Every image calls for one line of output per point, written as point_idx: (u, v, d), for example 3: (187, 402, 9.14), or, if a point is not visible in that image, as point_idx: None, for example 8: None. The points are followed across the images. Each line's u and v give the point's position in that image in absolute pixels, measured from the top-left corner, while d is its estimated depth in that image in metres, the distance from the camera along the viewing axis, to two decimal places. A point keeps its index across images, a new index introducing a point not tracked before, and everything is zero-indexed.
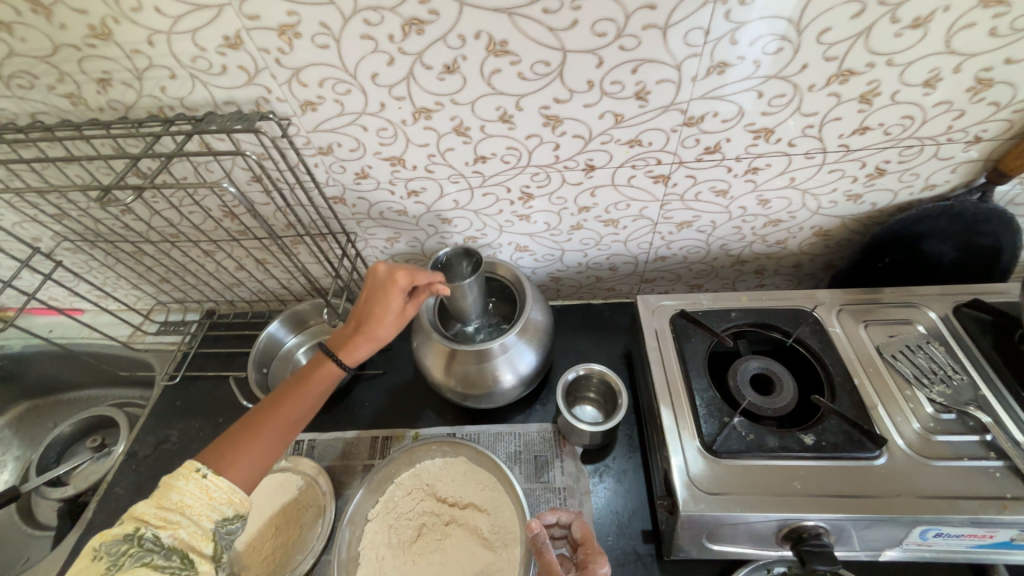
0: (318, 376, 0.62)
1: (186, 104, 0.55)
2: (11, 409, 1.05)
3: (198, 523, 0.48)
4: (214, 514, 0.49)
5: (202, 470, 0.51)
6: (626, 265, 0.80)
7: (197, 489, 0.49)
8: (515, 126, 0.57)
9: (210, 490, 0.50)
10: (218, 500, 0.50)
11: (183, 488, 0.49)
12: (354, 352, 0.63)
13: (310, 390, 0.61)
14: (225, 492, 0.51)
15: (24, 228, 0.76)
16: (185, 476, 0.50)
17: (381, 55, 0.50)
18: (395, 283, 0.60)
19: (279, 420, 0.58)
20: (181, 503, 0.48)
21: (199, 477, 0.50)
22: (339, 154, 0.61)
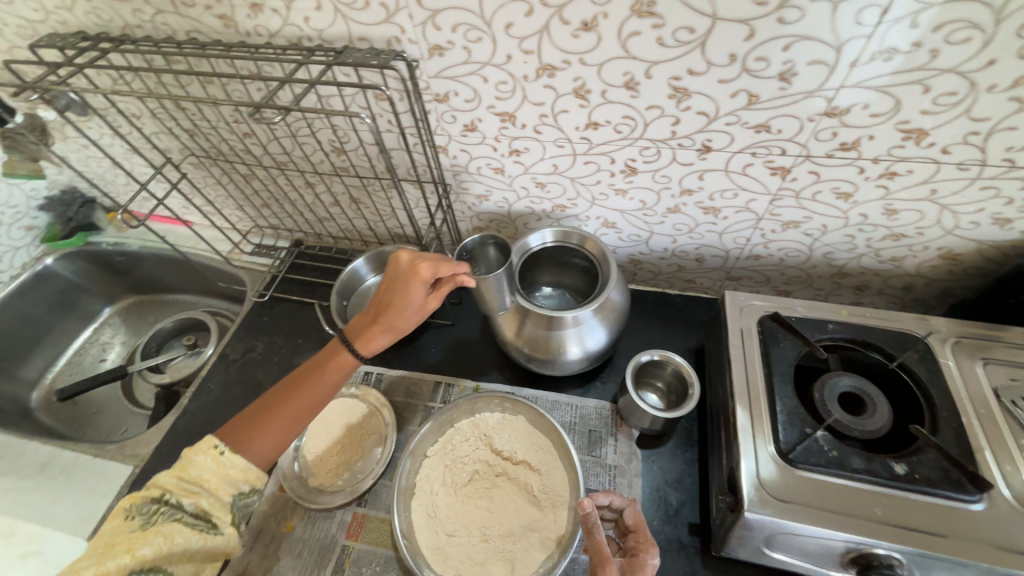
0: (335, 365, 0.62)
1: (324, 37, 0.58)
2: (123, 299, 1.20)
3: (219, 495, 0.53)
4: (231, 488, 0.54)
5: (219, 448, 0.54)
6: (712, 259, 0.77)
7: (214, 465, 0.53)
8: (638, 95, 0.55)
9: (226, 466, 0.53)
10: (234, 476, 0.54)
11: (204, 462, 0.53)
12: (372, 343, 0.62)
13: (325, 377, 0.61)
14: (240, 467, 0.54)
15: (160, 139, 0.83)
16: (205, 452, 0.53)
17: (521, 5, 0.49)
18: (418, 276, 0.60)
19: (294, 404, 0.59)
20: (202, 476, 0.52)
21: (217, 453, 0.53)
22: (453, 103, 0.62)
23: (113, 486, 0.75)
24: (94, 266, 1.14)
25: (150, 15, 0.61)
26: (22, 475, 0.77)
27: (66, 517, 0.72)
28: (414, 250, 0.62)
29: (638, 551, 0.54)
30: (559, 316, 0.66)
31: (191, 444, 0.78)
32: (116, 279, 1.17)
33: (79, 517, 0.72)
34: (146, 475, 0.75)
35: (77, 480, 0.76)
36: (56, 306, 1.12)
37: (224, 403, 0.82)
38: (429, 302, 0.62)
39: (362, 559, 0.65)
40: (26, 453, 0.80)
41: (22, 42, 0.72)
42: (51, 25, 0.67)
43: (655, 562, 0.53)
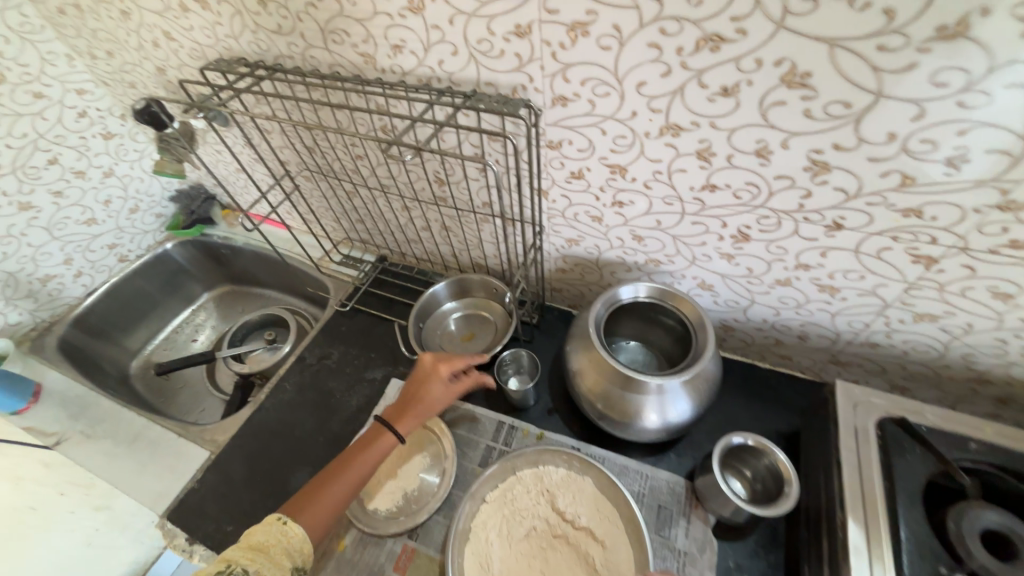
0: (377, 447, 0.65)
1: (454, 79, 0.61)
2: (219, 287, 1.30)
3: (279, 562, 0.54)
4: (288, 561, 0.55)
5: (282, 518, 0.57)
6: (818, 339, 0.70)
7: (278, 533, 0.56)
8: (769, 163, 0.52)
9: (288, 535, 0.56)
10: (294, 546, 0.56)
11: (266, 532, 0.56)
12: (409, 426, 0.68)
13: (371, 455, 0.65)
14: (298, 541, 0.56)
15: (283, 152, 0.91)
16: (269, 527, 0.57)
17: (659, 66, 0.48)
18: (439, 371, 0.69)
19: (345, 478, 0.62)
20: (265, 543, 0.55)
21: (279, 523, 0.57)
22: (565, 151, 0.62)
23: (189, 468, 0.79)
24: (203, 255, 1.25)
25: (302, 48, 0.67)
26: (116, 441, 0.84)
27: (146, 491, 0.77)
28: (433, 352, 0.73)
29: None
30: (642, 379, 0.63)
31: (262, 440, 0.82)
32: (216, 268, 1.27)
33: (155, 492, 0.77)
34: (219, 464, 0.79)
35: (160, 456, 0.81)
36: (166, 286, 1.24)
37: (297, 405, 0.86)
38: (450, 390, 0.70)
39: None
40: (122, 422, 0.87)
41: (191, 62, 0.82)
42: (218, 49, 0.75)
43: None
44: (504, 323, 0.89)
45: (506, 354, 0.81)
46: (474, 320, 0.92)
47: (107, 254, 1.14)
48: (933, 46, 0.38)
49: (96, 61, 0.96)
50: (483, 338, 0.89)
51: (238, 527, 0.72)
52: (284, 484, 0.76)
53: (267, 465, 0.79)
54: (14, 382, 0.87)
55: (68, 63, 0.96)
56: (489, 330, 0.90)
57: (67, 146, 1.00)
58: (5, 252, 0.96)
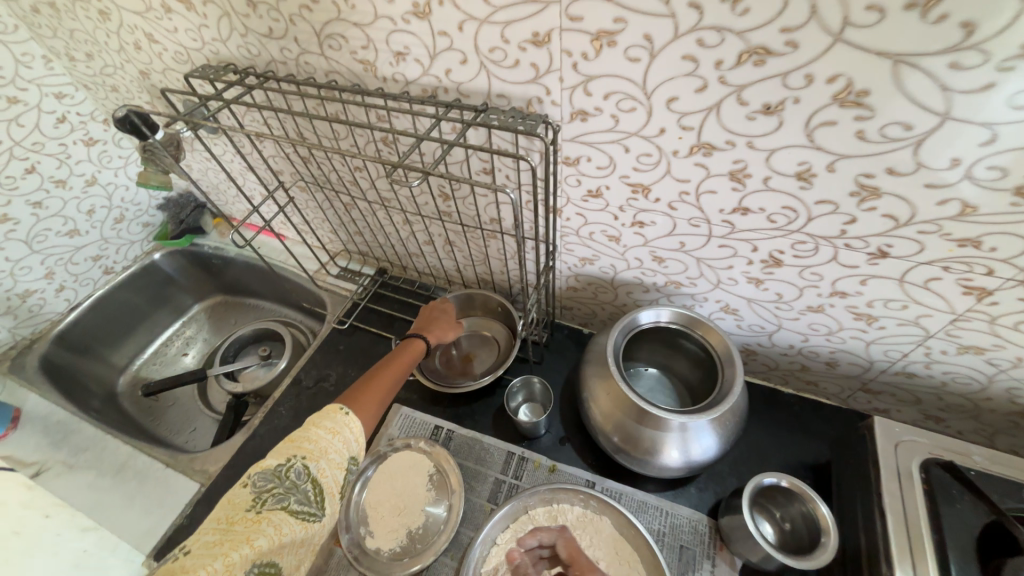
0: (409, 353, 0.69)
1: (462, 90, 0.55)
2: (211, 298, 1.24)
3: (334, 458, 0.51)
4: (345, 452, 0.53)
5: (344, 409, 0.55)
6: (848, 366, 0.66)
7: (341, 423, 0.54)
8: (810, 187, 0.47)
9: (350, 427, 0.54)
10: (352, 440, 0.54)
11: (330, 420, 0.54)
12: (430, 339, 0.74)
13: (404, 360, 0.68)
14: (358, 432, 0.55)
15: (276, 161, 0.85)
16: (331, 417, 0.54)
17: (693, 80, 0.43)
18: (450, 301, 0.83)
19: (388, 377, 0.64)
20: (330, 431, 0.52)
21: (342, 415, 0.55)
22: (583, 168, 0.57)
23: (180, 502, 0.74)
24: (193, 265, 1.20)
25: (296, 54, 0.62)
26: (100, 472, 0.79)
27: (132, 528, 0.72)
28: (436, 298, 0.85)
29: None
30: (653, 412, 0.59)
31: None
32: (207, 279, 1.21)
33: (143, 529, 0.72)
34: (210, 498, 0.74)
35: (149, 489, 0.76)
36: (154, 298, 1.18)
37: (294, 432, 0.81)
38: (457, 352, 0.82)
39: None
40: (107, 450, 0.82)
41: (176, 66, 0.76)
42: (205, 53, 0.70)
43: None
44: (505, 345, 0.85)
45: (516, 380, 0.75)
46: (475, 338, 0.87)
47: (91, 266, 1.08)
48: (1014, 64, 0.33)
49: (75, 64, 0.90)
50: (483, 360, 0.85)
51: None
52: None
53: None
54: None
55: (46, 65, 0.90)
56: (491, 351, 0.86)
57: (46, 153, 0.94)
58: None
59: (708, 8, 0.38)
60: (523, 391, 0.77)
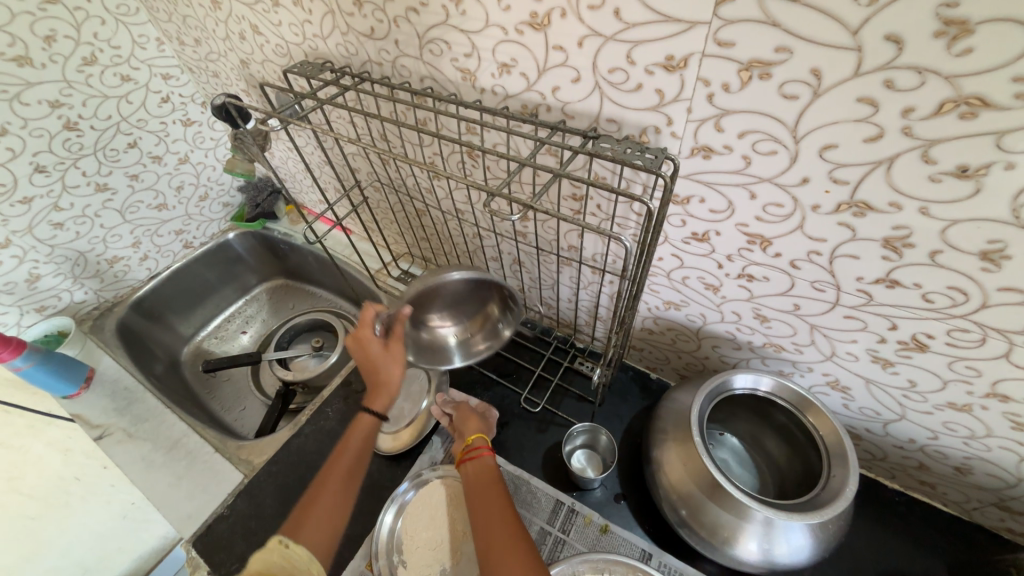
0: (359, 428, 0.64)
1: (567, 110, 0.50)
2: (275, 280, 1.28)
3: None
4: None
5: (283, 542, 0.52)
6: (984, 477, 0.54)
7: (280, 557, 0.50)
8: (996, 270, 0.38)
9: (291, 557, 0.50)
10: (299, 567, 0.50)
11: (268, 561, 0.50)
12: (376, 406, 0.65)
13: (356, 444, 0.63)
14: (303, 560, 0.50)
15: (356, 160, 0.85)
16: (271, 553, 0.51)
17: (865, 127, 0.36)
18: (365, 337, 0.64)
19: (339, 470, 0.60)
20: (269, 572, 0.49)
21: (281, 547, 0.51)
22: (692, 209, 0.50)
23: (223, 490, 0.75)
24: (263, 248, 1.23)
25: (394, 56, 0.59)
26: (155, 446, 0.81)
27: (177, 509, 0.73)
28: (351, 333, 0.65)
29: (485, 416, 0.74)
30: (728, 489, 0.51)
31: (298, 471, 0.76)
32: (275, 262, 1.25)
33: (185, 513, 0.72)
34: (251, 491, 0.74)
35: (195, 471, 0.77)
36: (224, 275, 1.22)
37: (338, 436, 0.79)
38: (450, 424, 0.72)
39: None
40: (164, 425, 0.84)
41: (275, 58, 0.76)
42: (304, 48, 0.69)
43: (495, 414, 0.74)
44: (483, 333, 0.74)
45: (577, 426, 0.69)
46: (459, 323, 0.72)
47: (174, 240, 1.14)
48: None
49: (184, 47, 0.94)
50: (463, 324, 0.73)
51: None
52: None
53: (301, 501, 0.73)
54: (69, 366, 0.87)
55: (158, 47, 0.95)
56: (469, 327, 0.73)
57: (147, 130, 0.99)
58: (78, 231, 0.96)
59: (913, 44, 0.31)
60: (589, 438, 0.71)
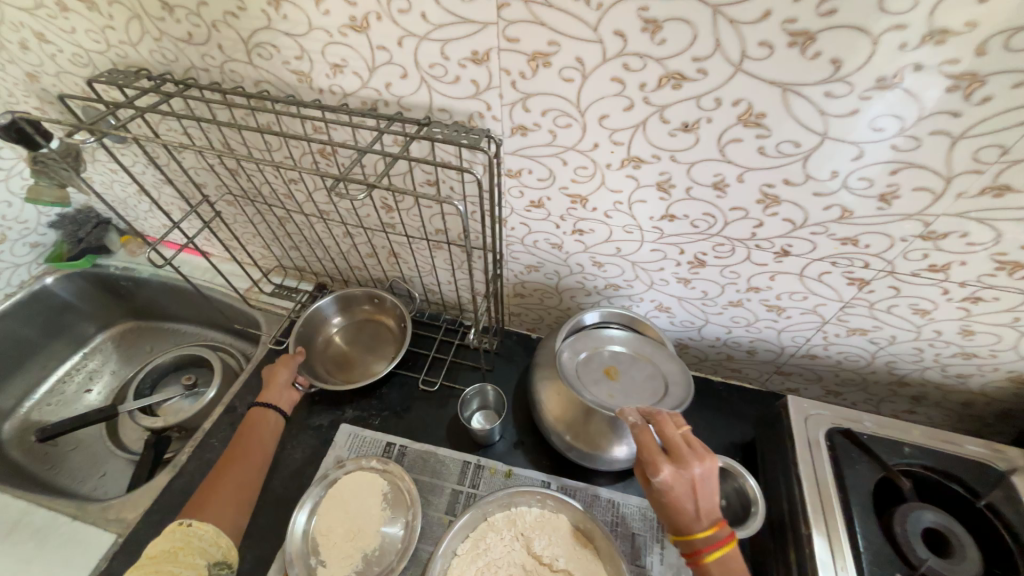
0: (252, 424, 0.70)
1: (402, 103, 0.56)
2: (120, 324, 1.12)
3: (191, 561, 0.54)
4: (204, 558, 0.55)
5: (186, 522, 0.57)
6: (764, 352, 0.74)
7: (183, 535, 0.56)
8: (724, 195, 0.53)
9: (195, 534, 0.56)
10: (203, 541, 0.56)
11: (170, 540, 0.56)
12: (264, 399, 0.73)
13: (256, 431, 0.69)
14: (208, 535, 0.57)
15: (198, 173, 0.80)
16: (172, 536, 0.56)
17: (621, 100, 0.48)
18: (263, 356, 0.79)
19: (243, 454, 0.66)
20: (173, 550, 0.55)
21: (184, 527, 0.57)
22: (525, 180, 0.60)
23: (92, 557, 0.66)
24: (97, 289, 1.07)
25: (220, 61, 0.59)
26: None
27: None
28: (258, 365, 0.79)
29: (685, 449, 0.51)
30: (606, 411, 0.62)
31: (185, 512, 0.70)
32: (117, 303, 1.09)
33: None
34: (130, 549, 0.66)
35: (50, 550, 0.67)
36: (48, 328, 1.03)
37: None
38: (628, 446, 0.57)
39: None
40: None
41: (74, 69, 0.68)
42: (110, 57, 0.64)
43: (669, 469, 0.49)
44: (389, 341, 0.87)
45: (470, 390, 0.76)
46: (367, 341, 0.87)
47: None
48: (872, 94, 0.41)
49: None
50: (380, 351, 0.87)
51: None
52: None
53: None
54: None
55: None
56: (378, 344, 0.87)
57: None
58: None
59: (631, 37, 0.43)
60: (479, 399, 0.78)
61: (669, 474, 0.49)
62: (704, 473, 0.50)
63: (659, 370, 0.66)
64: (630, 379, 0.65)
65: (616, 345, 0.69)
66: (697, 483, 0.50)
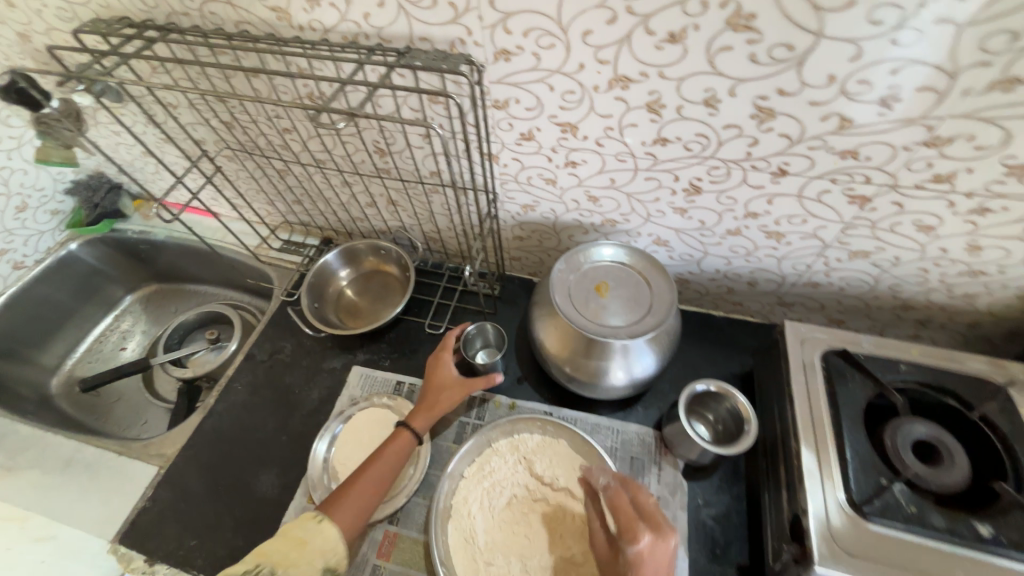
0: (394, 444, 0.64)
1: (383, 35, 0.55)
2: (144, 287, 1.17)
3: (309, 565, 0.52)
4: (317, 564, 0.52)
5: (316, 517, 0.55)
6: (765, 283, 0.74)
7: (313, 532, 0.54)
8: (717, 112, 0.51)
9: (321, 535, 0.54)
10: (323, 547, 0.53)
11: (302, 527, 0.54)
12: (418, 424, 0.66)
13: (392, 451, 0.63)
14: (333, 541, 0.54)
15: (196, 129, 0.81)
16: (305, 524, 0.55)
17: (604, 11, 0.46)
18: (441, 356, 0.70)
19: (382, 469, 0.62)
20: (301, 539, 0.53)
21: (314, 521, 0.55)
22: (513, 111, 0.59)
23: (139, 486, 0.73)
24: (119, 253, 1.12)
25: (199, 3, 0.58)
26: (48, 471, 0.76)
27: (91, 519, 0.70)
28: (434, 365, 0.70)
29: (658, 517, 0.51)
30: (610, 341, 0.62)
31: (217, 447, 0.76)
32: (139, 266, 1.14)
33: (104, 517, 0.70)
34: (172, 478, 0.73)
35: (103, 481, 0.74)
36: (80, 292, 1.10)
37: (251, 405, 0.80)
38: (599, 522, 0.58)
39: None
40: (51, 449, 0.78)
41: (62, 25, 0.69)
42: (94, 8, 0.64)
43: (648, 539, 0.49)
44: (397, 288, 0.89)
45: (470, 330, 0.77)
46: (379, 290, 0.90)
47: None
48: None
49: None
50: (390, 298, 0.89)
51: (203, 541, 0.67)
52: (249, 489, 0.71)
53: (227, 472, 0.73)
54: None
55: None
56: (387, 292, 0.90)
57: None
58: None
59: None
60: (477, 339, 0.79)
61: (646, 544, 0.49)
62: (672, 549, 0.49)
63: (652, 290, 0.66)
64: (629, 302, 0.66)
65: (612, 273, 0.69)
66: (666, 561, 0.49)
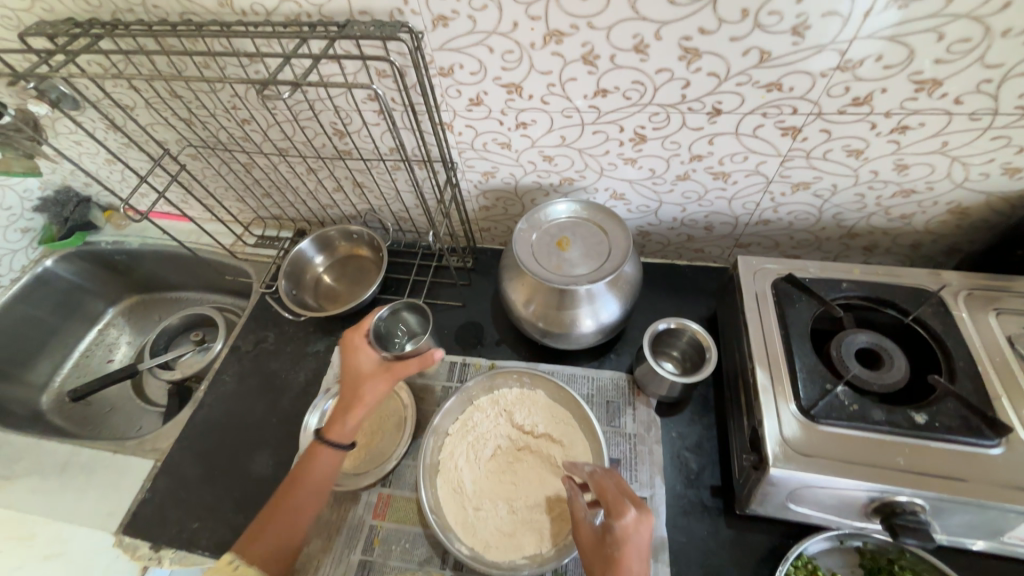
0: (323, 455, 0.61)
1: (324, 12, 0.57)
2: (126, 299, 1.18)
3: None
4: None
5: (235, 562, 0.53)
6: (721, 226, 0.77)
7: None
8: (648, 57, 0.54)
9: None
10: None
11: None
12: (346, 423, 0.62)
13: (316, 471, 0.61)
14: None
15: (156, 129, 0.82)
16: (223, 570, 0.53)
17: None
18: (356, 344, 0.66)
19: (308, 489, 0.60)
20: None
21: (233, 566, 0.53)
22: (458, 77, 0.61)
23: (138, 480, 0.75)
24: (96, 266, 1.12)
25: None
26: (47, 476, 0.77)
27: (95, 514, 0.72)
28: (349, 356, 0.66)
29: (624, 495, 0.52)
30: (573, 289, 0.65)
31: (211, 436, 0.78)
32: (118, 278, 1.15)
33: (107, 511, 0.73)
34: (169, 469, 0.75)
35: (102, 479, 0.76)
36: (60, 308, 1.10)
37: (241, 394, 0.82)
38: (580, 495, 0.56)
39: (392, 537, 0.65)
40: (49, 455, 0.80)
41: (8, 33, 0.69)
42: (37, 13, 0.64)
43: (634, 513, 0.50)
44: (373, 269, 0.92)
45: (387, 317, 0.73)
46: (355, 273, 0.92)
47: None
48: None
49: None
50: (367, 279, 0.91)
51: (205, 522, 0.70)
52: (246, 470, 0.74)
53: (223, 457, 0.76)
54: None
55: None
56: (363, 274, 0.92)
57: None
58: None
59: None
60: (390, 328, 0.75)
61: (630, 519, 0.49)
62: (641, 519, 0.50)
63: (609, 239, 0.70)
64: (589, 252, 0.69)
65: (570, 227, 0.72)
66: (637, 529, 0.49)
